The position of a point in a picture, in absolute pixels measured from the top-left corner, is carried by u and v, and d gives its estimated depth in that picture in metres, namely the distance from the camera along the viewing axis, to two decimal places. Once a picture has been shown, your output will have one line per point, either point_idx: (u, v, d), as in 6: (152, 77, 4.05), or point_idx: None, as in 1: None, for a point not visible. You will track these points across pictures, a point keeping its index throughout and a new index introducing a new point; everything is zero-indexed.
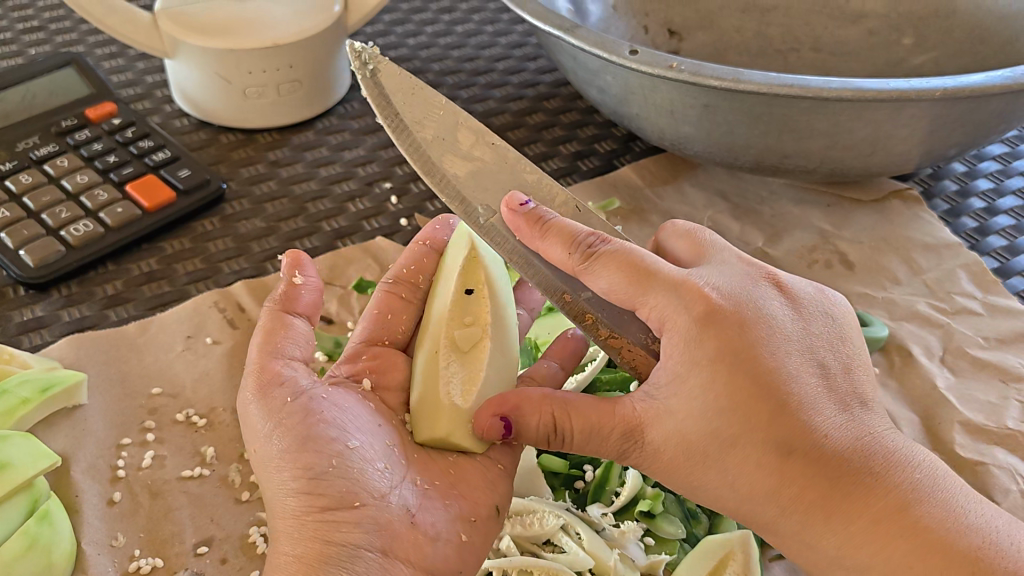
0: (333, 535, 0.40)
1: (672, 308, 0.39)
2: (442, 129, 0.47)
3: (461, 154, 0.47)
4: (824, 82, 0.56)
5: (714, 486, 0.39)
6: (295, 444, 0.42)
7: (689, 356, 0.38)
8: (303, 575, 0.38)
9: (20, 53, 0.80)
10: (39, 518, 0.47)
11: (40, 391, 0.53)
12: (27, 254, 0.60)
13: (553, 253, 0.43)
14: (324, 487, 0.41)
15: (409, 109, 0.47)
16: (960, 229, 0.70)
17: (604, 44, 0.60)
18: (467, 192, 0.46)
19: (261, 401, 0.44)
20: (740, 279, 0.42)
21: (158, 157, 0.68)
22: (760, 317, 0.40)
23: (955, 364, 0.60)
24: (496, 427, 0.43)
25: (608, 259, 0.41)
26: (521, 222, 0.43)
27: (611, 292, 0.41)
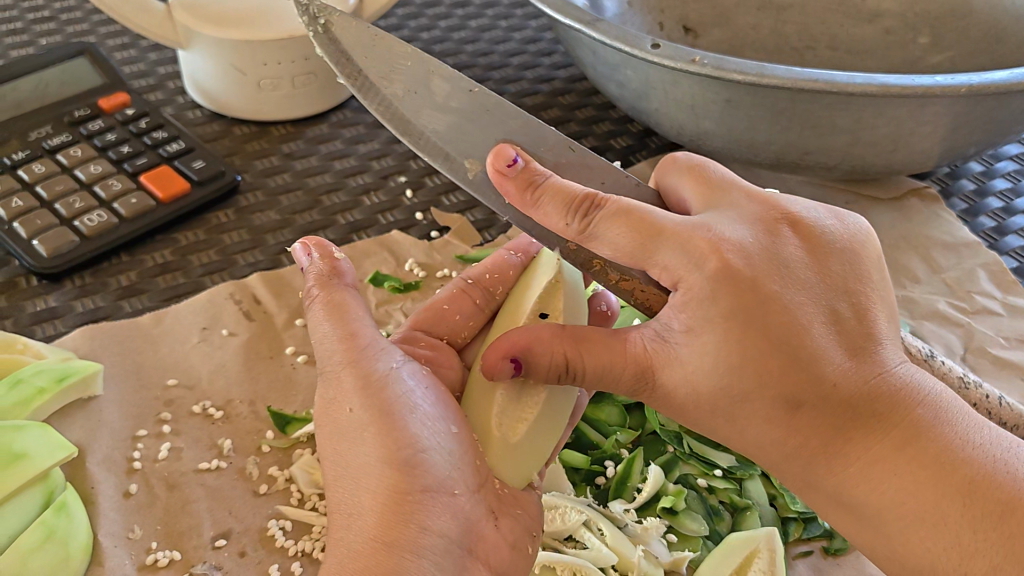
0: (426, 522, 0.38)
1: (682, 265, 0.36)
2: (410, 80, 0.43)
3: (435, 107, 0.43)
4: (848, 77, 0.55)
5: (724, 431, 0.38)
6: (388, 418, 0.40)
7: (701, 313, 0.36)
8: (395, 562, 0.36)
9: (31, 43, 0.79)
10: (56, 509, 0.47)
11: (56, 381, 0.52)
12: (40, 243, 0.59)
13: (549, 219, 0.39)
14: (421, 470, 0.39)
15: (371, 62, 0.43)
16: (979, 228, 0.69)
17: (626, 37, 0.59)
18: (451, 149, 0.42)
19: (353, 367, 0.41)
20: (755, 215, 0.39)
21: (172, 148, 0.67)
22: (776, 263, 0.37)
23: (977, 364, 0.60)
24: (506, 367, 0.42)
25: (611, 216, 0.37)
26: (509, 189, 0.40)
27: (618, 253, 0.38)
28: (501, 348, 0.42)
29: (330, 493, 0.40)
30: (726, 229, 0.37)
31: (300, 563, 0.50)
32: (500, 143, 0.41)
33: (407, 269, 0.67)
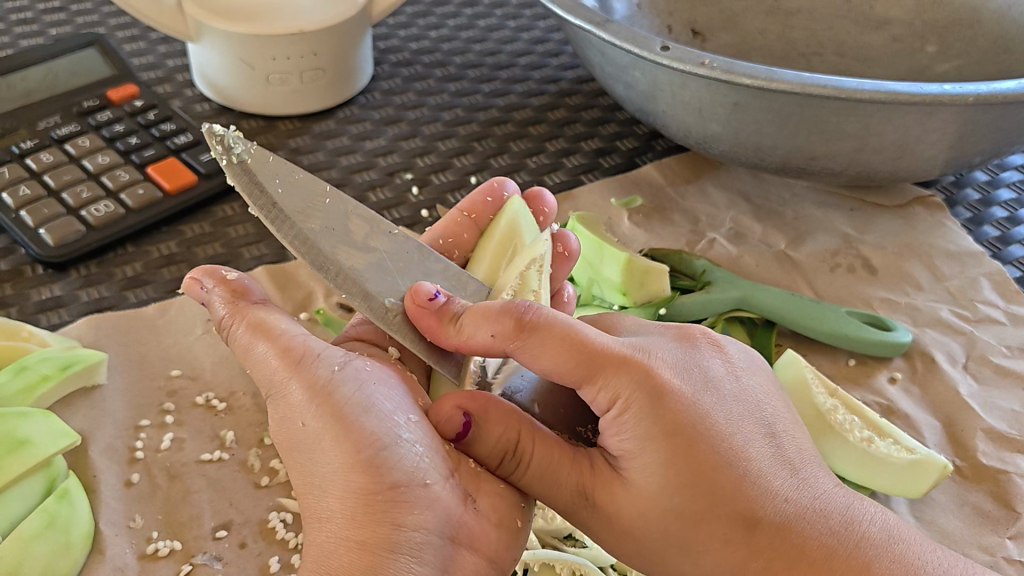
0: (400, 518, 0.37)
1: (624, 388, 0.38)
2: (330, 218, 0.42)
3: (355, 247, 0.43)
4: (857, 84, 0.55)
5: (674, 564, 0.39)
6: (345, 423, 0.39)
7: (638, 434, 0.38)
8: (373, 563, 0.36)
9: (41, 33, 0.79)
10: (59, 497, 0.47)
11: (60, 369, 0.52)
12: (46, 232, 0.59)
13: (474, 343, 0.40)
14: (386, 466, 0.38)
15: (292, 197, 0.41)
16: (983, 237, 0.69)
17: (635, 39, 0.59)
18: (369, 286, 0.43)
19: (297, 378, 0.40)
20: (670, 342, 0.41)
21: (180, 140, 0.67)
22: (704, 385, 0.39)
23: (979, 373, 0.60)
24: (455, 421, 0.41)
25: (546, 341, 0.38)
26: (431, 320, 0.42)
27: (553, 373, 0.38)
28: (460, 400, 0.41)
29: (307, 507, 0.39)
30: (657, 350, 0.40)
31: (300, 556, 0.50)
32: (416, 283, 0.43)
33: None
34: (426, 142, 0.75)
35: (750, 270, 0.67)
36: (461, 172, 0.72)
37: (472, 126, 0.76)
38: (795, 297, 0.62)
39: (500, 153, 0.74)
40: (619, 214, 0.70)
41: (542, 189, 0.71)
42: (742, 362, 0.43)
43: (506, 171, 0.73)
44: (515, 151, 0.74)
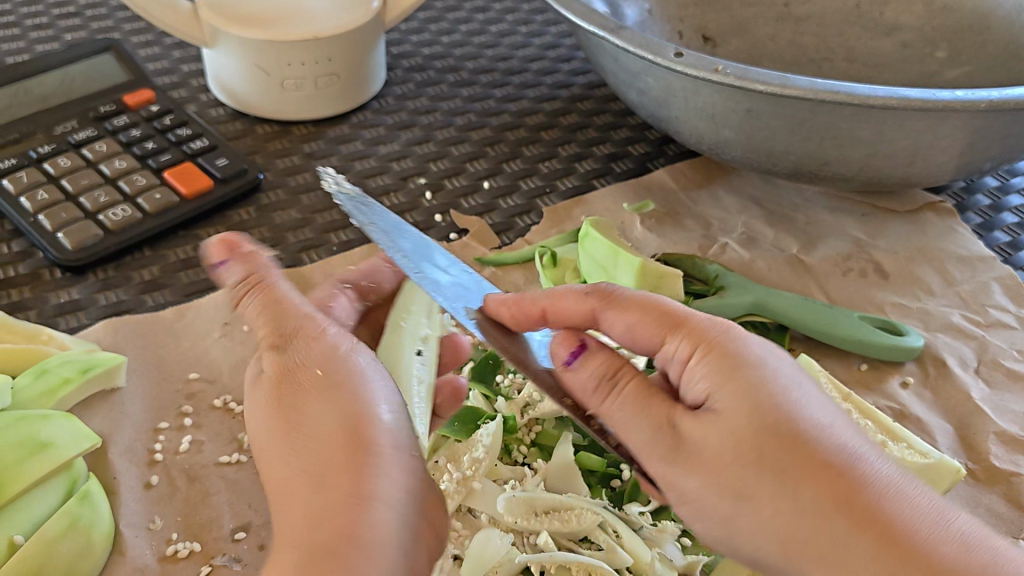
0: (382, 486, 0.33)
1: (707, 329, 0.37)
2: (416, 245, 0.47)
3: (437, 268, 0.46)
4: (869, 90, 0.56)
5: (767, 496, 0.32)
6: (345, 383, 0.36)
7: (723, 365, 0.35)
8: (353, 519, 0.31)
9: (56, 38, 0.80)
10: (81, 498, 0.47)
11: (81, 372, 0.53)
12: (65, 237, 0.60)
13: (564, 307, 0.40)
14: (381, 430, 0.35)
15: (386, 231, 0.47)
16: (993, 243, 0.70)
17: (649, 46, 0.60)
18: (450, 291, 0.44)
19: (301, 339, 0.38)
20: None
21: (196, 145, 0.68)
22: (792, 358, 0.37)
23: (991, 377, 0.60)
24: (571, 343, 0.39)
25: (635, 303, 0.39)
26: (517, 301, 0.42)
27: (638, 327, 0.38)
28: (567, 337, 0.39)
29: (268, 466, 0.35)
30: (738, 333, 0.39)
31: None
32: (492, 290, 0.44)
33: None
34: (440, 147, 0.75)
35: (762, 275, 0.67)
36: (474, 177, 0.73)
37: (485, 131, 0.77)
38: (807, 301, 0.63)
39: (512, 158, 0.75)
40: (631, 219, 0.70)
41: (555, 194, 0.72)
42: None
43: (518, 175, 0.73)
44: (527, 156, 0.75)
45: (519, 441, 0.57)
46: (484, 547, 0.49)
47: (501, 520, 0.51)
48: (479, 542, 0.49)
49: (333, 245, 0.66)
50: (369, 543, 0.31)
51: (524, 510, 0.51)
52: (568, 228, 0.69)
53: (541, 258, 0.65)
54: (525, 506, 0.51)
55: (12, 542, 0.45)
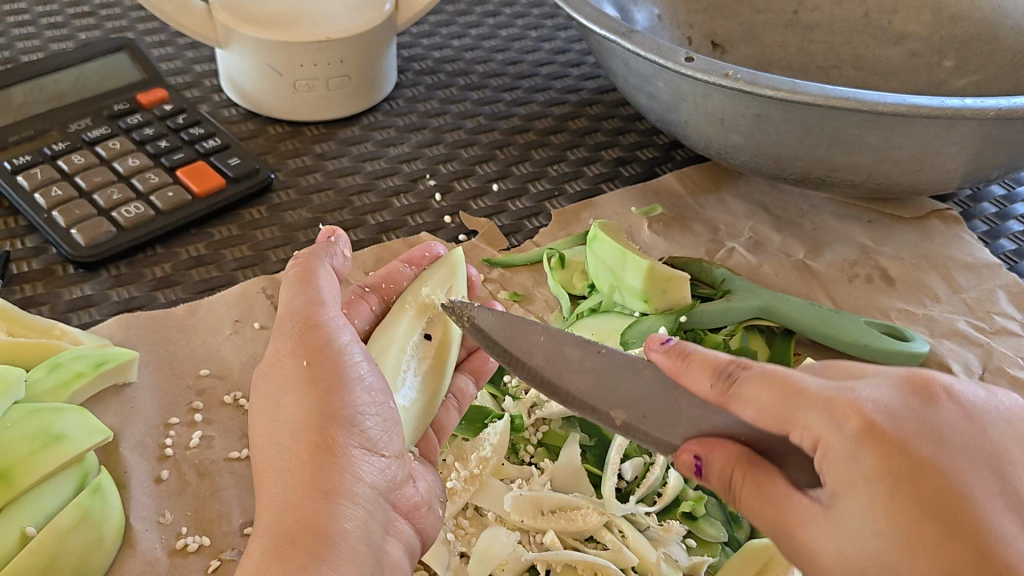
0: (357, 474, 0.40)
1: (824, 428, 0.33)
2: (548, 353, 0.44)
3: (574, 369, 0.43)
4: (878, 97, 0.56)
5: None
6: (327, 384, 0.41)
7: (848, 476, 0.32)
8: (333, 510, 0.38)
9: (70, 37, 0.80)
10: (93, 490, 0.48)
11: (94, 366, 0.53)
12: (78, 233, 0.61)
13: (695, 386, 0.37)
14: (356, 432, 0.41)
15: (514, 343, 0.44)
16: (999, 251, 0.70)
17: (660, 50, 0.60)
18: (603, 402, 0.43)
19: (307, 334, 0.43)
20: (891, 386, 0.35)
21: (209, 144, 0.69)
22: (928, 430, 0.33)
23: (995, 384, 0.61)
24: (686, 461, 0.39)
25: (752, 387, 0.35)
26: (663, 359, 0.39)
27: (759, 419, 0.35)
28: (691, 445, 0.39)
29: (263, 438, 0.41)
30: (878, 391, 0.34)
31: None
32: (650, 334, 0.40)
33: None
34: (450, 149, 0.76)
35: (769, 279, 0.67)
36: (483, 179, 0.73)
37: (494, 134, 0.77)
38: (812, 306, 0.63)
39: (521, 162, 0.75)
40: (639, 222, 0.71)
41: (563, 197, 0.72)
42: (998, 403, 0.35)
43: (527, 178, 0.74)
44: (537, 159, 0.75)
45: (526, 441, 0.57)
46: (490, 544, 0.50)
47: (508, 518, 0.51)
48: (486, 538, 0.50)
49: (344, 245, 0.67)
50: (334, 541, 0.37)
51: (530, 508, 0.52)
52: (576, 230, 0.70)
53: (548, 260, 0.66)
54: (531, 505, 0.52)
55: (24, 534, 0.45)
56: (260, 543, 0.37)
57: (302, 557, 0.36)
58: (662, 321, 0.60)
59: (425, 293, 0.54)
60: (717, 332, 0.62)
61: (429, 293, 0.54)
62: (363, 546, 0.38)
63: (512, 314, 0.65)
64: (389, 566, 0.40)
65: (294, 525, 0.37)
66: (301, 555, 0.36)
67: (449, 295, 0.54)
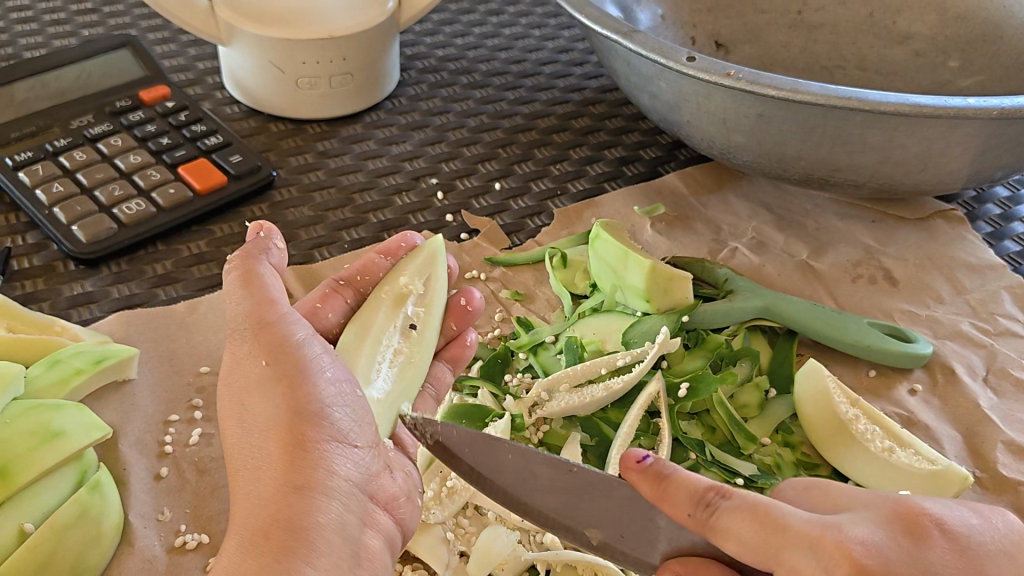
0: (332, 467, 0.40)
1: (814, 573, 0.32)
2: (516, 470, 0.42)
3: (543, 489, 0.41)
4: (881, 96, 0.56)
5: None
6: (290, 380, 0.41)
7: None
8: (307, 504, 0.38)
9: (73, 34, 0.80)
10: (91, 487, 0.48)
11: (93, 363, 0.53)
12: (79, 229, 0.61)
13: (676, 510, 0.35)
14: (325, 424, 0.41)
15: (478, 462, 0.42)
16: (1003, 252, 0.70)
17: (662, 49, 0.60)
18: (574, 522, 0.40)
19: (262, 333, 0.42)
20: (875, 522, 0.34)
21: (211, 141, 0.68)
22: (914, 574, 0.32)
23: (999, 386, 0.60)
24: (672, 568, 0.38)
25: (737, 518, 0.34)
26: (641, 479, 0.36)
27: (743, 553, 0.34)
28: (672, 566, 0.38)
29: (235, 440, 0.41)
30: (862, 530, 0.33)
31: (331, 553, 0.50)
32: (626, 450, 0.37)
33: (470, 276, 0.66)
34: (452, 148, 0.75)
35: (772, 280, 0.67)
36: (485, 178, 0.73)
37: (497, 133, 0.77)
38: (815, 306, 0.63)
39: (524, 160, 0.75)
40: (642, 222, 0.70)
41: (566, 197, 0.72)
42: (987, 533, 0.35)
43: (529, 177, 0.73)
44: (539, 158, 0.75)
45: (527, 440, 0.56)
46: (490, 545, 0.50)
47: (507, 518, 0.51)
48: (486, 538, 0.50)
49: (345, 243, 0.66)
50: (309, 534, 0.37)
51: None
52: (579, 229, 0.69)
53: (550, 259, 0.66)
54: None
55: (21, 530, 0.45)
56: (235, 543, 0.37)
57: (275, 551, 0.36)
58: (665, 321, 0.60)
59: (402, 282, 0.54)
60: (720, 332, 0.62)
61: (406, 283, 0.54)
62: (339, 540, 0.38)
63: (514, 313, 0.64)
64: (368, 558, 0.39)
65: (268, 521, 0.37)
66: (273, 548, 0.36)
67: (428, 286, 0.55)
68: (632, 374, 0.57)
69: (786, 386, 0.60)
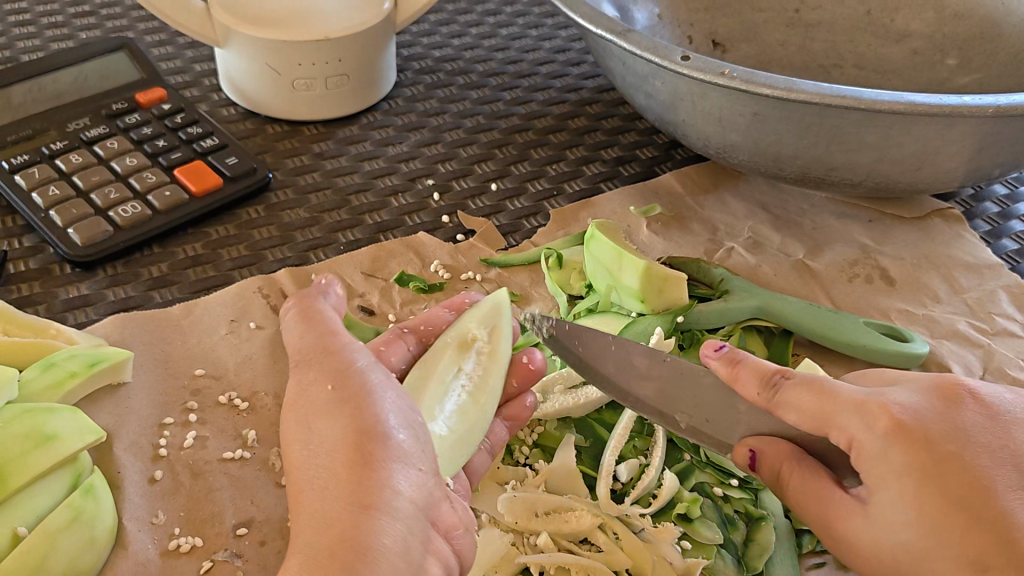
0: (397, 487, 0.39)
1: (858, 430, 0.39)
2: (617, 362, 0.49)
3: (639, 376, 0.49)
4: (875, 94, 0.56)
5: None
6: (355, 403, 0.42)
7: (879, 470, 0.38)
8: (374, 523, 0.37)
9: (71, 37, 0.80)
10: (85, 491, 0.48)
11: (87, 366, 0.53)
12: (74, 232, 0.61)
13: (746, 388, 0.43)
14: (390, 446, 0.40)
15: (586, 351, 0.50)
16: (1001, 251, 0.70)
17: (656, 49, 0.60)
18: (666, 408, 0.48)
19: (329, 361, 0.44)
20: (920, 392, 0.40)
21: (206, 143, 0.69)
22: (950, 428, 0.38)
23: (996, 385, 0.60)
24: (743, 455, 0.44)
25: (796, 391, 0.41)
26: (725, 366, 0.44)
27: (801, 423, 0.41)
28: (747, 440, 0.44)
29: (295, 463, 0.41)
30: (904, 397, 0.40)
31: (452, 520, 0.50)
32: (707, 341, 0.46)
33: (432, 270, 0.66)
34: (448, 149, 0.75)
35: (767, 279, 0.67)
36: (482, 178, 0.73)
37: (494, 134, 0.77)
38: (811, 307, 0.63)
39: (519, 161, 0.75)
40: (638, 222, 0.70)
41: (562, 197, 0.72)
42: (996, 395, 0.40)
43: (526, 178, 0.73)
44: (535, 159, 0.75)
45: (521, 442, 0.57)
46: (484, 546, 0.50)
47: (501, 519, 0.51)
48: (478, 540, 0.50)
49: (341, 245, 0.67)
50: (373, 555, 0.36)
51: (524, 510, 0.51)
52: (574, 229, 0.69)
53: (546, 260, 0.66)
54: (526, 506, 0.51)
55: (14, 534, 0.45)
56: (299, 558, 0.36)
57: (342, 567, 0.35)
58: (659, 321, 0.60)
59: (466, 328, 0.55)
60: (714, 333, 0.62)
61: (474, 330, 0.55)
62: (402, 563, 0.37)
63: (509, 314, 0.64)
64: None
65: (332, 536, 0.36)
66: (340, 564, 0.35)
67: (492, 334, 0.55)
68: None
69: None
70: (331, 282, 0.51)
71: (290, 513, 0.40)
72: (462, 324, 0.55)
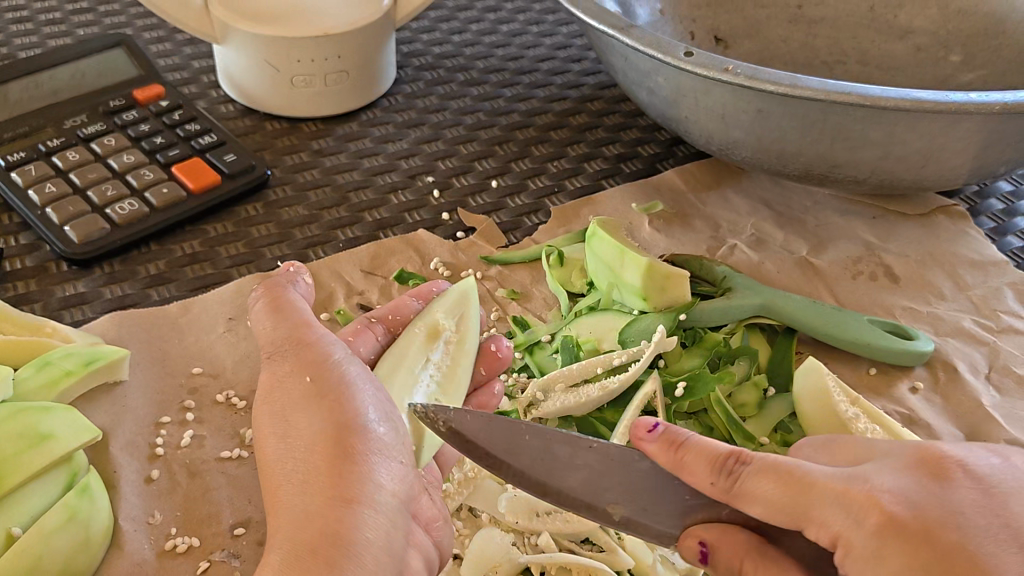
0: (377, 480, 0.39)
1: (845, 526, 0.34)
2: (534, 454, 0.42)
3: (566, 466, 0.41)
4: (881, 91, 0.55)
5: None
6: (333, 396, 0.41)
7: (870, 572, 0.34)
8: (356, 517, 0.37)
9: (69, 33, 0.80)
10: (80, 491, 0.47)
11: (84, 365, 0.53)
12: (72, 229, 0.60)
13: (695, 477, 0.37)
14: (369, 439, 0.40)
15: (494, 439, 0.42)
16: (1006, 248, 0.69)
17: (659, 45, 0.59)
18: (603, 497, 0.41)
19: (306, 352, 0.43)
20: (903, 466, 0.36)
21: (205, 140, 0.68)
22: (946, 512, 0.34)
23: (1001, 383, 0.59)
24: (692, 548, 0.40)
25: (759, 473, 0.36)
26: (662, 452, 0.38)
27: (768, 515, 0.36)
28: (694, 530, 0.40)
29: (271, 455, 0.41)
30: (889, 477, 0.35)
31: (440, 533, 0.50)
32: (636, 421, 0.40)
33: (432, 268, 0.65)
34: (448, 146, 0.75)
35: (771, 277, 0.66)
36: (482, 175, 0.72)
37: (494, 130, 0.77)
38: (814, 304, 0.62)
39: (520, 158, 0.74)
40: (640, 219, 0.70)
41: (563, 194, 0.72)
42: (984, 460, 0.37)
43: (527, 175, 0.73)
44: (536, 156, 0.75)
45: None
46: (483, 547, 0.49)
47: (502, 519, 0.51)
48: (478, 543, 0.49)
49: (340, 242, 0.66)
50: (355, 549, 0.36)
51: (525, 509, 0.51)
52: (576, 227, 0.69)
53: (547, 258, 0.65)
54: (527, 506, 0.51)
55: (8, 535, 0.44)
56: (279, 552, 0.36)
57: (326, 561, 0.35)
58: (662, 319, 0.59)
59: (435, 318, 0.55)
60: (717, 331, 0.61)
61: (442, 320, 0.55)
62: (383, 556, 0.37)
63: (510, 312, 0.64)
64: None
65: (313, 529, 0.36)
66: (324, 559, 0.35)
67: (462, 322, 0.55)
68: (627, 372, 0.56)
69: (785, 386, 0.59)
70: (294, 273, 0.50)
71: (267, 506, 0.39)
72: (431, 313, 0.55)
